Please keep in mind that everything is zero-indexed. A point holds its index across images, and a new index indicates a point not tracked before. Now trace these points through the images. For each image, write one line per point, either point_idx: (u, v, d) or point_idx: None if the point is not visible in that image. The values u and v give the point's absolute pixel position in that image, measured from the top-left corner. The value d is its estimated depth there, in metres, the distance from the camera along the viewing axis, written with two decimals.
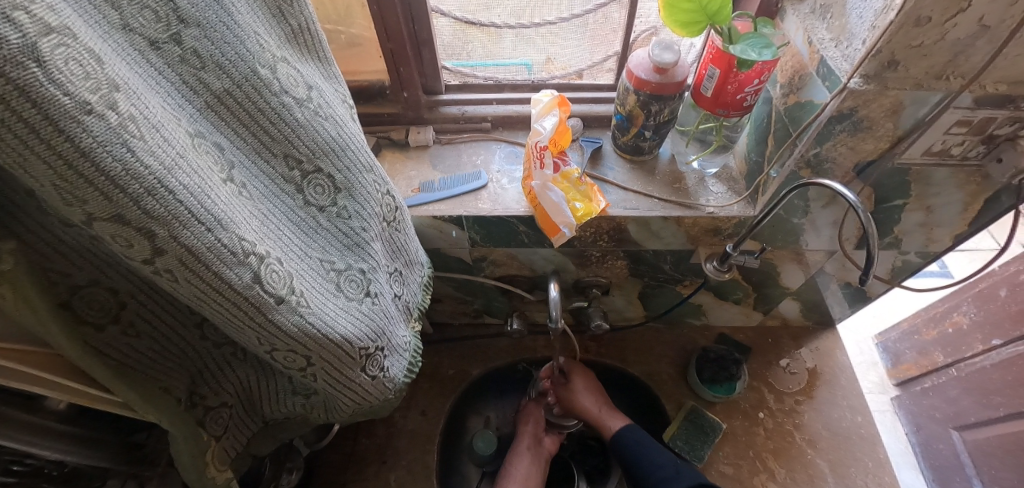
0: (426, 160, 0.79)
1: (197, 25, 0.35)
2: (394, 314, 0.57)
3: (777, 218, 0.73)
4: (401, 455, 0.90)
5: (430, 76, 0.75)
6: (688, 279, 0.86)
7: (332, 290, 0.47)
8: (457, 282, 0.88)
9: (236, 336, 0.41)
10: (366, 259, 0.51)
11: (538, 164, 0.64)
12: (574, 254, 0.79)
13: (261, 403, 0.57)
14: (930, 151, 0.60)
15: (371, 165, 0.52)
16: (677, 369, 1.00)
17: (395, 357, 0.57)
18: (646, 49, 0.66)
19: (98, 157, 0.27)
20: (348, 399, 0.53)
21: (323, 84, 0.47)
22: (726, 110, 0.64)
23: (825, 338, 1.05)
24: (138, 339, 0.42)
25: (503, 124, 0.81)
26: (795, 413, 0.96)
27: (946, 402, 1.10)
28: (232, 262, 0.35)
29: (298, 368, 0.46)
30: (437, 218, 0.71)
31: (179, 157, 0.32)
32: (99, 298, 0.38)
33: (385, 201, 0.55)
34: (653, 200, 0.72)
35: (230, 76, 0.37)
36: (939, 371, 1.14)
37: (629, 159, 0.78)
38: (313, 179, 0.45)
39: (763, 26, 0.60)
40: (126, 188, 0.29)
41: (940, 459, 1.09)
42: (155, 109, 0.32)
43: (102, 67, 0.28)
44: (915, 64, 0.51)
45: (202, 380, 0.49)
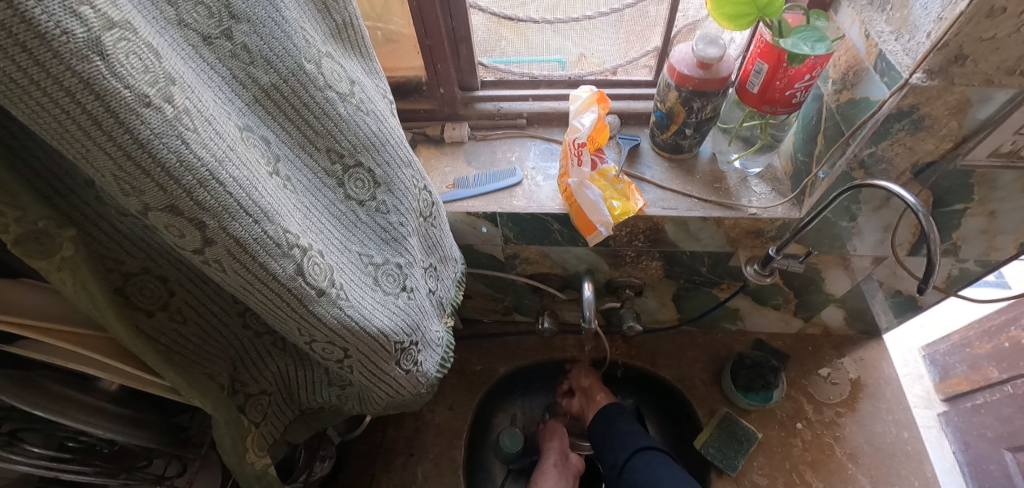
0: (460, 156, 0.78)
1: (247, 21, 0.35)
2: (428, 309, 0.57)
3: (824, 222, 0.70)
4: (428, 449, 0.91)
5: (466, 73, 0.75)
6: (725, 282, 0.83)
7: (370, 283, 0.47)
8: (487, 279, 0.88)
9: (277, 327, 0.42)
10: (403, 254, 0.51)
11: (575, 161, 0.63)
12: (607, 253, 0.77)
13: (298, 393, 0.58)
14: (998, 152, 0.56)
15: (409, 160, 0.52)
16: (710, 374, 0.98)
17: (428, 351, 0.57)
18: (689, 44, 0.64)
19: (155, 149, 0.28)
20: (383, 392, 0.54)
21: (365, 79, 0.47)
22: (773, 106, 0.61)
23: (870, 348, 1.00)
24: (185, 326, 0.44)
25: (538, 120, 0.80)
26: (835, 425, 0.92)
27: (1000, 421, 1.04)
28: (277, 254, 0.36)
29: (335, 360, 0.46)
30: (471, 214, 0.71)
31: (229, 150, 0.33)
32: (150, 286, 0.40)
33: (422, 197, 0.55)
34: (692, 200, 0.70)
35: (277, 70, 0.38)
36: (992, 387, 1.07)
37: (668, 157, 0.76)
38: (354, 173, 0.46)
39: (817, 19, 0.57)
40: (180, 180, 0.29)
41: (992, 480, 1.03)
42: (207, 102, 0.32)
43: (159, 61, 0.28)
44: (985, 58, 0.47)
45: (243, 368, 0.51)
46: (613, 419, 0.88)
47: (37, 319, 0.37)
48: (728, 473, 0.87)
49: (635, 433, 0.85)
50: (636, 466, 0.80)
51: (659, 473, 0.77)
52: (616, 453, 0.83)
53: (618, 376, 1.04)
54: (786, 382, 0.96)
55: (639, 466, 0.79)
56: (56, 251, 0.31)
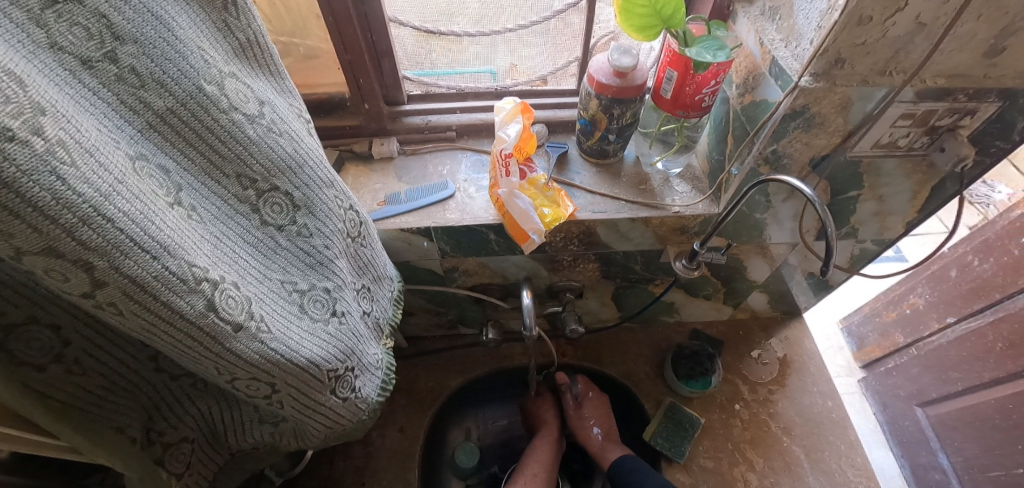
0: (391, 172, 0.77)
1: (134, 42, 0.33)
2: (364, 332, 0.55)
3: (740, 215, 0.75)
4: (380, 476, 0.87)
5: (391, 87, 0.74)
6: (659, 278, 0.87)
7: (296, 312, 0.45)
8: (428, 294, 0.87)
9: (192, 367, 0.39)
10: (331, 277, 0.49)
11: (504, 172, 0.64)
12: (545, 259, 0.79)
13: (226, 435, 0.54)
14: (878, 143, 0.62)
15: (332, 180, 0.50)
16: (654, 367, 1.01)
17: (367, 375, 0.55)
18: (605, 53, 0.66)
19: (24, 187, 0.25)
20: (320, 424, 0.51)
21: (276, 98, 0.45)
22: (685, 111, 0.65)
23: (793, 327, 1.08)
24: (85, 377, 0.39)
25: (467, 132, 0.81)
26: (770, 402, 0.98)
27: (908, 381, 1.15)
28: (183, 291, 0.33)
29: (262, 396, 0.44)
30: (405, 230, 0.70)
31: (119, 182, 0.30)
32: (39, 337, 0.35)
33: (348, 217, 0.53)
34: (620, 202, 0.73)
35: (174, 94, 0.35)
36: (899, 351, 1.20)
37: (595, 162, 0.78)
38: (269, 198, 0.44)
39: (717, 29, 0.62)
40: (57, 218, 0.26)
41: (906, 435, 1.14)
42: (89, 132, 0.30)
43: (25, 90, 0.26)
44: (859, 61, 0.53)
45: (159, 416, 0.46)
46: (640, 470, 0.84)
47: None
48: (677, 461, 0.91)
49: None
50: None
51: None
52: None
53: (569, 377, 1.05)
54: (722, 367, 1.02)
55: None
56: None
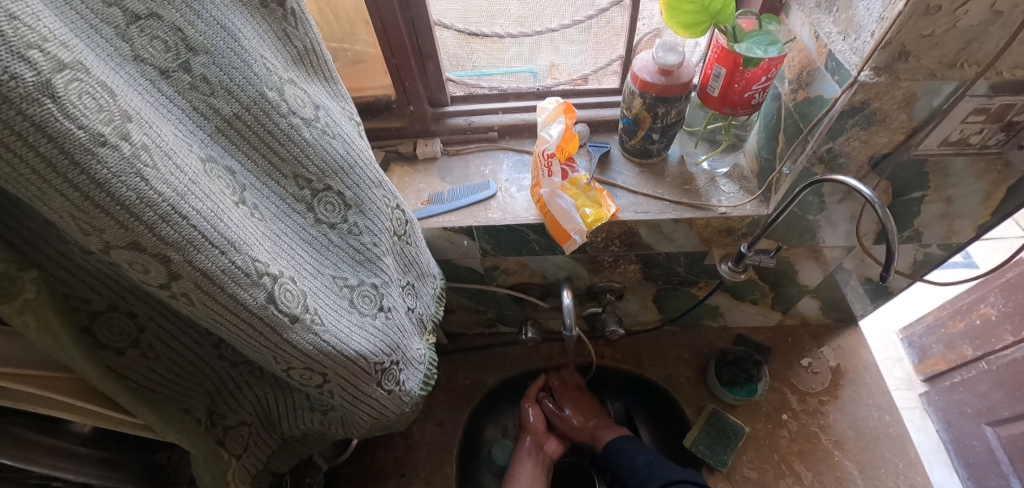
0: (434, 173, 0.79)
1: (205, 52, 0.35)
2: (408, 328, 0.57)
3: (791, 216, 0.72)
4: (419, 468, 0.90)
5: (435, 89, 0.75)
6: (702, 280, 0.85)
7: (346, 306, 0.47)
8: (469, 292, 0.88)
9: (252, 356, 0.42)
10: (378, 274, 0.51)
11: (546, 171, 0.64)
12: (585, 260, 0.78)
13: (280, 421, 0.57)
14: (947, 141, 0.58)
15: (380, 181, 0.52)
16: (696, 372, 0.99)
17: (411, 370, 0.57)
18: (649, 51, 0.65)
19: (113, 187, 0.28)
20: (366, 415, 0.53)
21: (330, 102, 0.48)
22: (734, 108, 0.63)
23: (847, 335, 1.02)
24: (158, 362, 0.43)
25: (509, 132, 0.81)
26: (820, 414, 0.94)
27: (978, 396, 1.07)
28: (246, 284, 0.36)
29: (314, 385, 0.46)
30: (447, 229, 0.71)
31: (192, 183, 0.32)
32: (119, 323, 0.39)
33: (395, 215, 0.55)
34: (663, 202, 0.72)
35: (239, 100, 0.38)
36: (967, 364, 1.11)
37: (638, 162, 0.77)
38: (323, 197, 0.46)
39: (768, 23, 0.59)
40: (140, 216, 0.29)
41: (974, 456, 1.06)
42: (167, 137, 0.32)
43: (114, 99, 0.28)
44: (926, 53, 0.50)
45: (221, 400, 0.50)
46: (628, 452, 0.85)
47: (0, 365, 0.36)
48: (719, 469, 0.88)
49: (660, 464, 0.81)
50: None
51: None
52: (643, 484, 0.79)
53: (607, 380, 1.04)
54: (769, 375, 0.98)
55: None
56: (18, 293, 0.31)
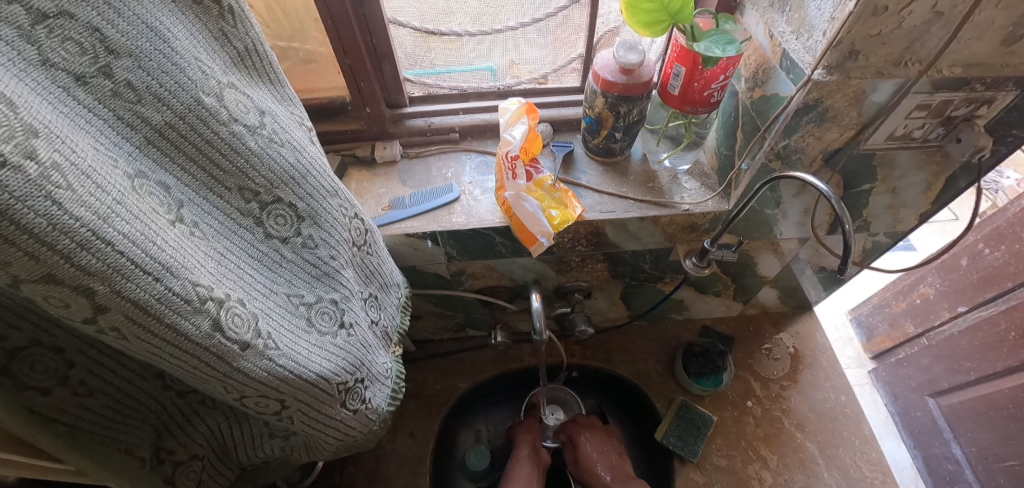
0: (395, 176, 0.76)
1: (129, 55, 0.32)
2: (372, 342, 0.55)
3: (751, 211, 0.73)
4: (391, 481, 0.87)
5: (392, 90, 0.72)
6: (668, 276, 0.86)
7: (303, 325, 0.44)
8: (435, 298, 0.86)
9: (199, 387, 0.38)
10: (337, 288, 0.48)
11: (510, 174, 0.62)
12: (553, 261, 0.78)
13: (235, 450, 0.53)
14: (893, 136, 0.61)
15: (335, 189, 0.49)
16: (664, 365, 1.00)
17: (377, 386, 0.55)
18: (609, 50, 0.65)
19: (18, 214, 0.24)
20: (331, 437, 0.50)
21: (277, 107, 0.44)
22: (694, 107, 0.63)
23: (804, 321, 1.07)
24: (91, 399, 0.38)
25: (471, 133, 0.80)
26: (782, 398, 0.97)
27: (920, 371, 1.14)
28: (187, 312, 0.32)
29: (271, 412, 0.43)
30: (410, 235, 0.69)
31: (117, 203, 0.29)
32: (43, 360, 0.35)
33: (353, 225, 0.52)
34: (628, 201, 0.72)
35: (172, 108, 0.34)
36: (910, 341, 1.18)
37: (601, 161, 0.77)
38: (273, 210, 0.43)
39: (724, 22, 0.60)
40: (54, 244, 0.25)
41: (919, 425, 1.13)
42: (85, 152, 0.29)
43: (15, 111, 0.24)
44: (874, 52, 0.51)
45: (168, 435, 0.45)
46: None
47: None
48: (690, 460, 0.90)
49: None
50: None
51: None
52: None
53: (579, 377, 1.05)
54: (733, 364, 1.01)
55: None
56: None
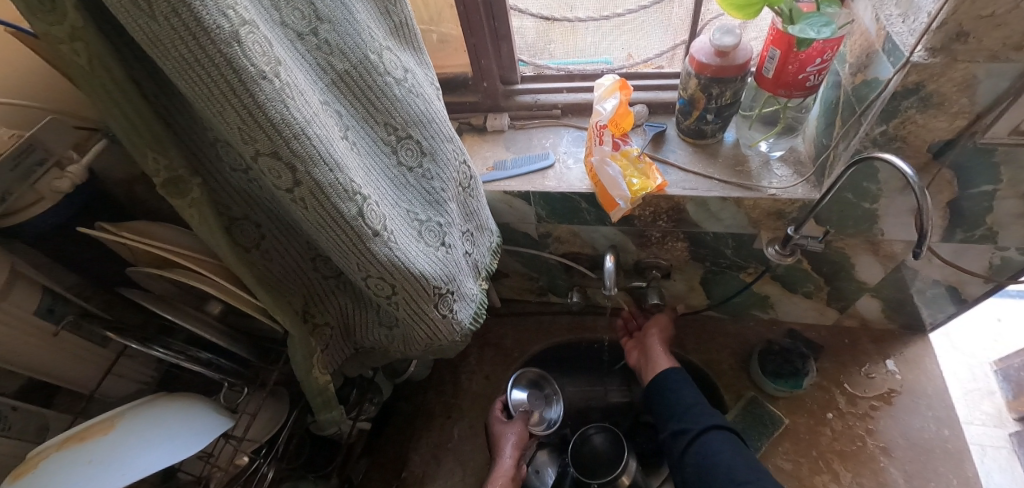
0: (501, 143, 0.87)
1: (329, 21, 0.46)
2: (465, 267, 0.66)
3: (845, 203, 0.71)
4: (465, 413, 0.99)
5: (508, 69, 0.84)
6: (751, 266, 0.86)
7: (415, 234, 0.56)
8: (523, 258, 0.95)
9: (341, 263, 0.53)
10: (443, 214, 0.61)
11: (597, 140, 0.70)
12: (634, 233, 0.83)
13: (354, 331, 0.67)
14: (1019, 129, 0.56)
15: (450, 137, 0.62)
16: (738, 360, 1.00)
17: (464, 303, 0.66)
18: (708, 35, 0.69)
19: (267, 110, 0.39)
20: (424, 333, 0.62)
21: (416, 68, 0.58)
22: (788, 90, 0.66)
23: (912, 346, 0.98)
24: (270, 264, 0.56)
25: (572, 110, 0.87)
26: (869, 418, 0.91)
27: None
28: (344, 198, 0.46)
29: (385, 296, 0.56)
30: (508, 193, 0.79)
31: (313, 116, 0.43)
32: (248, 228, 0.53)
33: (461, 168, 0.64)
34: (713, 181, 0.75)
35: (349, 59, 0.49)
36: None
37: (692, 143, 0.80)
38: (404, 144, 0.56)
39: (828, 6, 0.61)
40: (280, 133, 0.40)
41: None
42: (300, 81, 0.43)
43: (271, 48, 0.39)
44: (987, 35, 0.49)
45: (312, 303, 0.61)
46: (673, 387, 0.83)
47: (164, 241, 0.53)
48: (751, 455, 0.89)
49: (703, 407, 0.80)
50: (704, 447, 0.75)
51: (726, 453, 0.72)
52: (682, 423, 0.79)
53: None
54: (817, 372, 0.96)
55: (707, 448, 0.74)
56: (187, 193, 0.45)
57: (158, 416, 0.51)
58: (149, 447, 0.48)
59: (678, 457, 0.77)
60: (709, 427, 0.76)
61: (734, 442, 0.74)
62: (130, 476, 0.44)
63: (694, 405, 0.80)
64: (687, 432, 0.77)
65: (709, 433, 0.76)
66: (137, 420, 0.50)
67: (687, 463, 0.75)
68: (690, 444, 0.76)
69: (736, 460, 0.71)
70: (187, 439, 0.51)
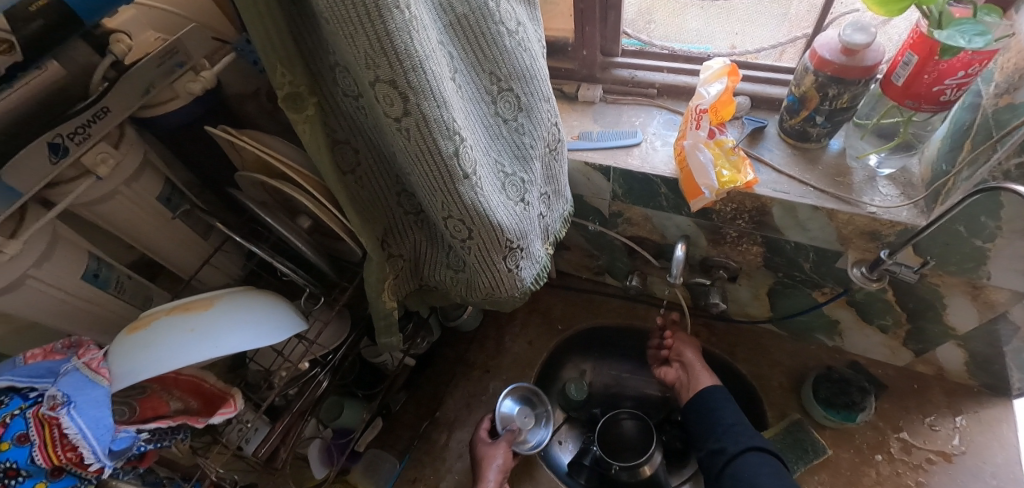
0: (589, 114, 0.86)
1: None
2: (537, 227, 0.67)
3: (954, 236, 0.65)
4: (502, 370, 1.02)
5: (610, 40, 0.82)
6: (827, 285, 0.82)
7: (499, 185, 0.58)
8: (588, 233, 0.95)
9: (426, 200, 0.55)
10: (527, 172, 0.62)
11: (694, 124, 0.68)
12: (709, 228, 0.81)
13: (422, 269, 0.70)
14: None
15: (547, 97, 0.62)
16: (790, 380, 0.96)
17: (529, 262, 0.67)
18: (837, 30, 0.64)
19: (394, 39, 0.41)
20: (488, 282, 0.65)
21: (527, 23, 0.58)
22: (916, 102, 0.60)
23: (992, 408, 0.89)
24: (361, 189, 0.59)
25: (669, 92, 0.84)
26: (923, 470, 0.85)
27: None
28: (444, 136, 0.48)
29: (460, 239, 0.58)
30: (589, 165, 0.79)
31: (431, 52, 0.45)
32: (347, 153, 0.57)
33: (551, 130, 0.64)
34: (808, 187, 0.71)
35: None
36: None
37: (792, 144, 0.76)
38: (504, 97, 0.57)
39: (986, 13, 0.55)
40: (402, 63, 0.42)
41: None
42: (424, 16, 0.45)
43: None
44: None
45: (391, 234, 0.65)
46: (714, 406, 0.83)
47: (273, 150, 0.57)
48: None
49: (744, 428, 0.79)
50: (741, 467, 0.74)
51: (765, 475, 0.71)
52: (720, 442, 0.79)
53: None
54: (874, 411, 0.91)
55: (743, 469, 0.73)
56: (303, 109, 0.49)
57: (250, 303, 0.56)
58: (239, 329, 0.52)
59: (715, 477, 0.77)
60: (746, 449, 0.75)
61: (774, 466, 0.73)
62: (218, 351, 0.49)
63: (733, 425, 0.79)
64: (723, 453, 0.77)
65: (745, 456, 0.75)
66: (233, 302, 0.55)
67: (724, 482, 0.75)
68: (726, 465, 0.76)
69: (775, 481, 0.70)
70: (271, 329, 0.55)
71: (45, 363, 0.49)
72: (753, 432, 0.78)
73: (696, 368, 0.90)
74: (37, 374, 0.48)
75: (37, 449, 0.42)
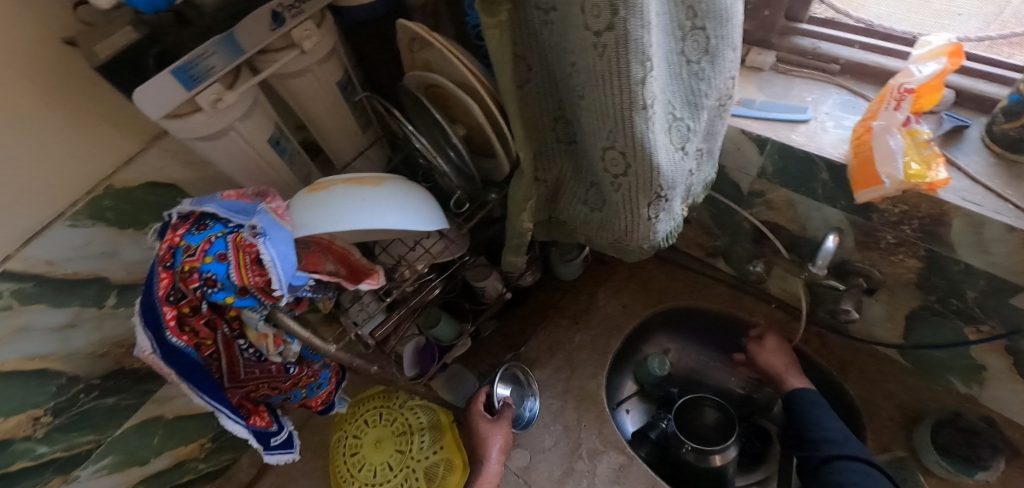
0: (754, 81, 0.79)
1: None
2: (684, 183, 0.65)
3: None
4: (589, 327, 1.03)
5: (801, 2, 0.76)
6: (989, 322, 0.72)
7: (665, 127, 0.56)
8: (715, 210, 0.91)
9: (592, 127, 0.55)
10: (693, 120, 0.59)
11: (892, 105, 0.62)
12: (863, 229, 0.74)
13: (557, 201, 0.71)
14: None
15: (733, 44, 0.58)
16: (903, 415, 0.87)
17: (668, 216, 0.65)
18: None
19: None
20: (623, 226, 0.64)
21: None
22: None
23: None
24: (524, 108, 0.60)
25: (853, 71, 0.76)
26: None
27: None
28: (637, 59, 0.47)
29: (613, 175, 0.58)
30: (744, 133, 0.74)
31: None
32: (522, 68, 0.57)
33: (727, 82, 0.61)
34: (1006, 204, 0.61)
35: None
36: None
37: (998, 153, 0.66)
38: (693, 34, 0.54)
39: None
40: None
41: None
42: None
43: None
44: None
45: (539, 159, 0.66)
46: (813, 409, 0.81)
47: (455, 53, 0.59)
48: None
49: (845, 436, 0.76)
50: (839, 471, 0.71)
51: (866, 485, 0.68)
52: (818, 441, 0.76)
53: None
54: (999, 474, 0.81)
55: (842, 471, 0.71)
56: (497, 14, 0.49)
57: (410, 191, 0.60)
58: (399, 210, 0.57)
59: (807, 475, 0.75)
60: (844, 453, 0.73)
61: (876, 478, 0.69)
62: (382, 224, 0.54)
63: (836, 431, 0.77)
64: (819, 455, 0.75)
65: (843, 461, 0.72)
66: (397, 187, 0.59)
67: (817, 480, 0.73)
68: (821, 464, 0.74)
69: None
70: (424, 218, 0.59)
71: (239, 202, 0.56)
72: (852, 441, 0.75)
73: (785, 368, 0.90)
74: (234, 209, 0.54)
75: (233, 269, 0.50)
